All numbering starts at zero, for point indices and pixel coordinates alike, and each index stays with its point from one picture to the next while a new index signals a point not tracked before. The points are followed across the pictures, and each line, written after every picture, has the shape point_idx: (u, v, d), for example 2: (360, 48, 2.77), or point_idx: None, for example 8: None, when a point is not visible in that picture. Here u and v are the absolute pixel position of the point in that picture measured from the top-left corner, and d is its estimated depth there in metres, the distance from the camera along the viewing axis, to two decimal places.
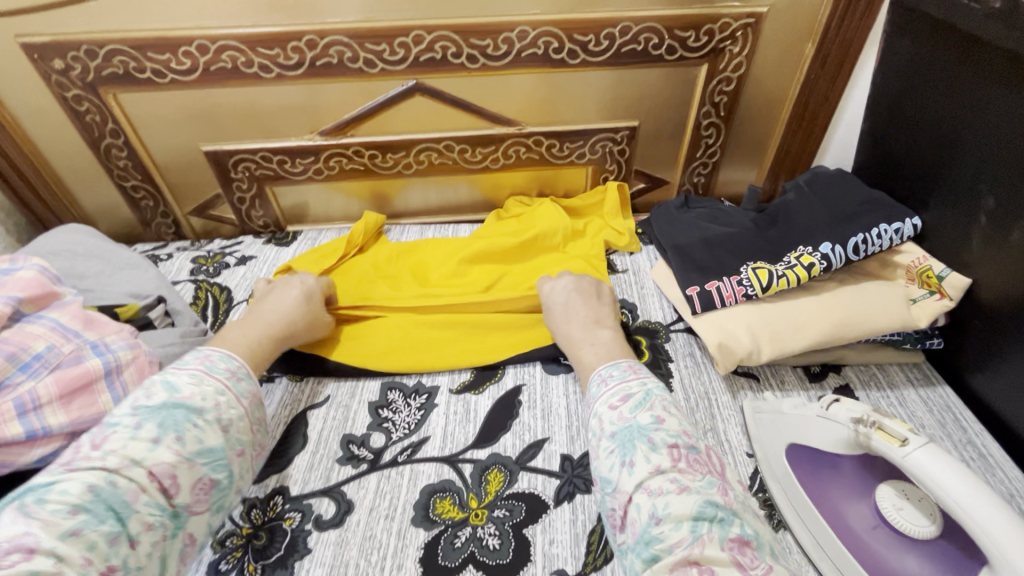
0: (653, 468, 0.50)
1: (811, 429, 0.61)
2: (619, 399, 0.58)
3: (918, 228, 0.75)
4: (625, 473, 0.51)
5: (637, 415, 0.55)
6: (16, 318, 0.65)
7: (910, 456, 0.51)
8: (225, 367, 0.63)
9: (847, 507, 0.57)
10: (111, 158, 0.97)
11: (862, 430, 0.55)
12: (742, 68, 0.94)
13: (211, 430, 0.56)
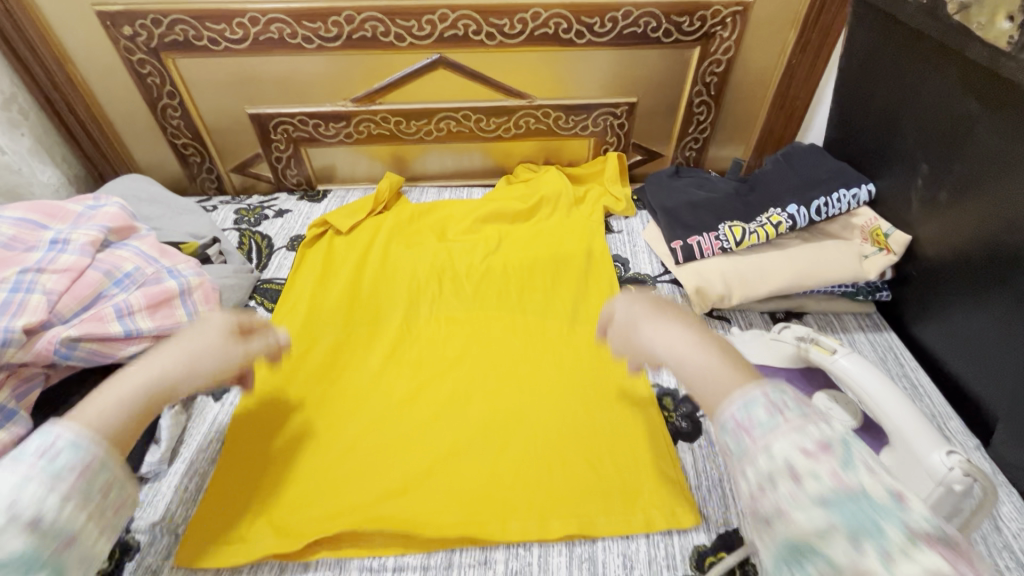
0: (931, 571, 0.33)
1: (765, 350, 0.73)
2: (815, 444, 0.39)
3: (872, 194, 0.87)
4: (870, 563, 0.34)
5: (852, 475, 0.38)
6: (106, 245, 0.78)
7: (837, 363, 0.64)
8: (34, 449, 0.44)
9: None
10: (166, 117, 1.09)
11: (803, 346, 0.67)
12: (732, 52, 1.05)
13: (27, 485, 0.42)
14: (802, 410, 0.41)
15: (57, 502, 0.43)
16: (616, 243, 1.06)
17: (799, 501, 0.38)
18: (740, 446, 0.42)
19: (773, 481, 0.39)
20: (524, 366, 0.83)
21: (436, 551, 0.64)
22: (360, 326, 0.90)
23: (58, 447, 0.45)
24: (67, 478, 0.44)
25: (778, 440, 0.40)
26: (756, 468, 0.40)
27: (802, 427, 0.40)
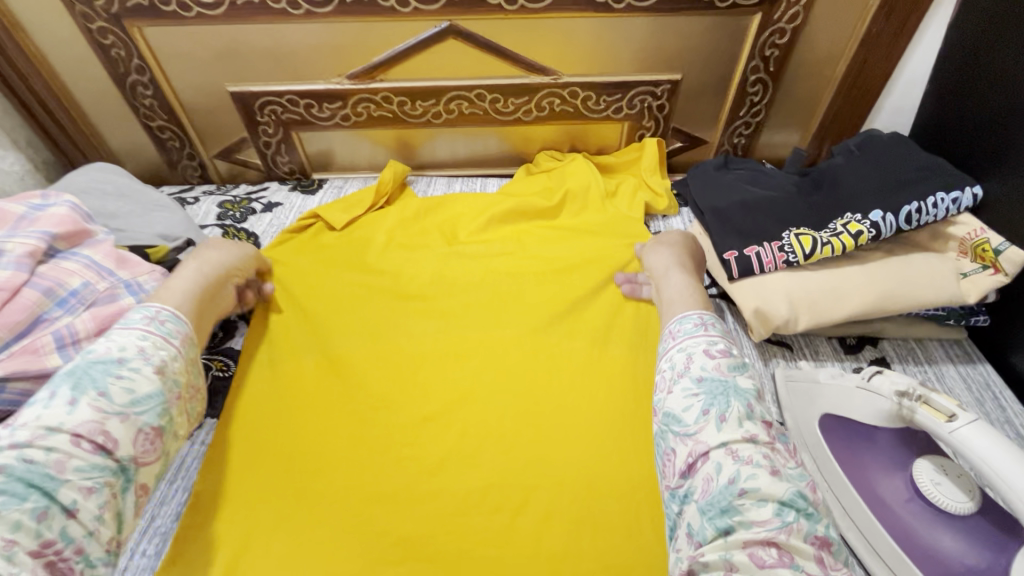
0: (745, 433, 0.48)
1: (850, 401, 0.59)
2: (717, 350, 0.55)
3: (979, 198, 0.71)
4: (708, 423, 0.49)
5: (736, 376, 0.52)
6: (51, 254, 0.66)
7: (956, 432, 0.49)
8: (143, 314, 0.58)
9: (880, 480, 0.56)
10: (137, 96, 0.95)
11: (906, 404, 0.53)
12: (799, 20, 0.88)
13: (141, 377, 0.52)
14: (722, 331, 0.58)
15: (172, 356, 0.56)
16: None
17: (710, 428, 0.49)
18: (669, 345, 0.59)
19: (679, 370, 0.55)
20: (544, 408, 0.70)
21: None
22: (353, 348, 0.77)
23: (164, 317, 0.59)
24: (176, 339, 0.58)
25: (691, 341, 0.57)
26: (670, 359, 0.57)
27: (712, 337, 0.57)
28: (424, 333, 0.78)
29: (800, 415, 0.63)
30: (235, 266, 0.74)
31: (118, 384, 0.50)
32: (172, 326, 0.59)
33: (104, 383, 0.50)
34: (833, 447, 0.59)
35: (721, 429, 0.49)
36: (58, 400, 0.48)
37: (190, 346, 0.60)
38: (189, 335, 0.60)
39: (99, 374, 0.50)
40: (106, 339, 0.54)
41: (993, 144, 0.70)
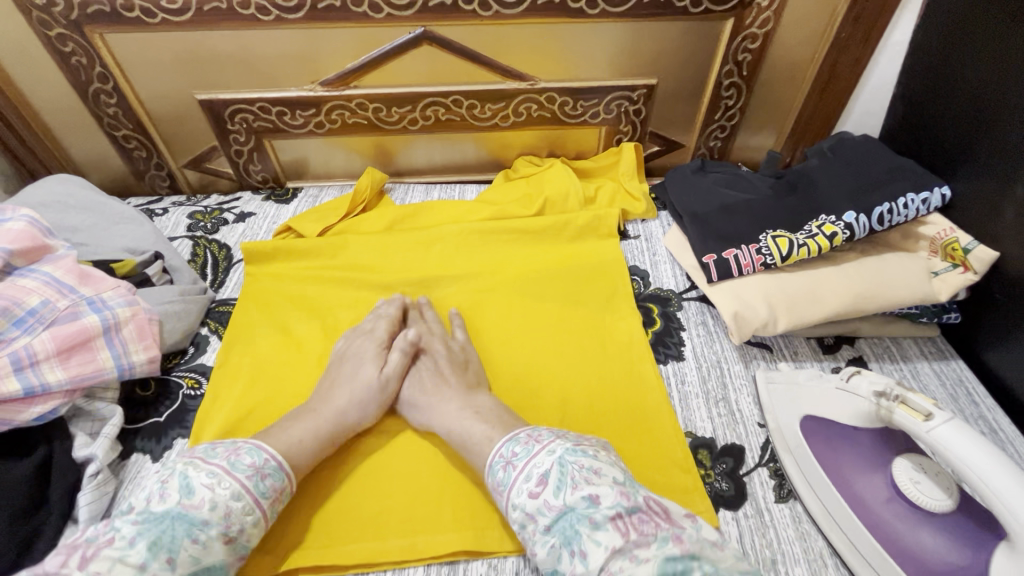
0: (607, 547, 0.45)
1: (831, 403, 0.62)
2: (535, 483, 0.51)
3: (947, 198, 0.72)
4: (577, 561, 0.46)
5: (562, 499, 0.49)
6: (8, 272, 0.63)
7: (934, 431, 0.49)
8: (250, 462, 0.54)
9: (859, 480, 0.57)
10: (100, 105, 0.92)
11: (884, 404, 0.54)
12: (770, 25, 0.89)
13: (211, 547, 0.48)
14: (525, 452, 0.54)
15: (254, 521, 0.52)
16: (633, 252, 0.92)
17: (580, 571, 0.46)
18: (501, 492, 0.54)
19: (526, 516, 0.51)
20: (521, 400, 0.70)
21: None
22: (320, 362, 0.74)
23: (268, 471, 0.55)
24: (268, 498, 0.54)
25: (517, 488, 0.52)
26: (513, 506, 0.53)
27: (527, 470, 0.53)
28: (407, 335, 0.78)
29: (780, 414, 0.64)
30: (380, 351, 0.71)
31: (189, 552, 0.47)
32: (270, 484, 0.55)
33: (178, 548, 0.47)
34: (812, 448, 0.60)
35: (589, 562, 0.45)
36: (131, 557, 0.45)
37: (278, 507, 0.55)
38: (284, 492, 0.56)
39: (178, 536, 0.47)
40: (205, 483, 0.51)
41: (960, 145, 0.72)
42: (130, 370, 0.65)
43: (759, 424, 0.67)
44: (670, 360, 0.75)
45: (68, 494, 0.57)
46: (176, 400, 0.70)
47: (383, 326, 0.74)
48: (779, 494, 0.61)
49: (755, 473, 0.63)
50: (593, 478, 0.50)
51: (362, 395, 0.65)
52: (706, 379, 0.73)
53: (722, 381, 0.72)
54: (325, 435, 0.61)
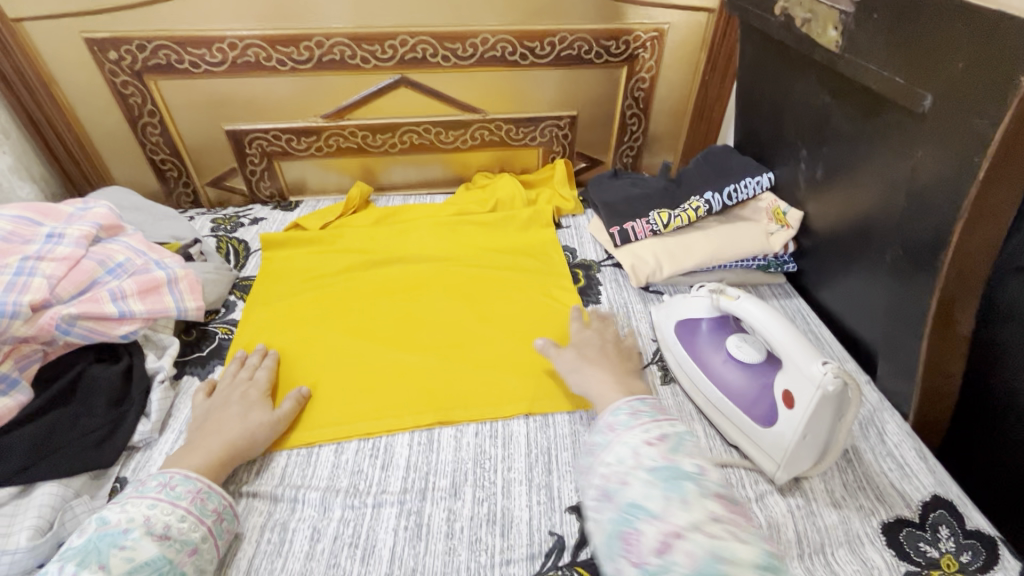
0: (710, 511, 0.50)
1: (686, 308, 0.87)
2: (654, 438, 0.58)
3: (773, 180, 1.04)
4: (675, 509, 0.50)
5: (679, 459, 0.55)
6: (98, 241, 0.85)
7: (740, 305, 0.76)
8: (157, 482, 0.62)
9: (709, 354, 0.81)
10: (146, 135, 1.17)
11: (715, 296, 0.80)
12: (654, 70, 1.22)
13: (141, 545, 0.55)
14: (653, 415, 0.62)
15: (179, 518, 0.59)
16: (565, 237, 1.20)
17: (675, 513, 0.50)
18: (608, 438, 0.61)
19: (630, 463, 0.56)
20: (477, 331, 0.94)
21: (410, 487, 0.72)
22: (322, 316, 0.97)
23: (175, 480, 0.62)
24: (185, 498, 0.61)
25: (631, 435, 0.59)
26: (614, 454, 0.58)
27: (647, 428, 0.59)
28: (391, 293, 1.02)
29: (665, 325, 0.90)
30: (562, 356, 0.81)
31: (119, 555, 0.53)
32: (182, 489, 0.62)
33: (107, 556, 0.53)
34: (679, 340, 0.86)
35: (691, 512, 0.50)
36: None
37: (203, 504, 0.62)
38: (200, 490, 0.63)
39: (105, 547, 0.54)
40: (117, 510, 0.58)
41: (771, 145, 1.03)
42: (185, 312, 0.86)
43: (653, 339, 0.94)
44: (591, 303, 1.02)
45: (144, 392, 0.78)
46: (214, 340, 0.92)
47: (262, 375, 0.81)
48: (665, 378, 0.88)
49: (648, 367, 0.90)
50: (703, 459, 0.57)
51: (255, 431, 0.72)
52: (617, 313, 0.99)
53: (628, 315, 0.99)
54: (218, 460, 0.68)
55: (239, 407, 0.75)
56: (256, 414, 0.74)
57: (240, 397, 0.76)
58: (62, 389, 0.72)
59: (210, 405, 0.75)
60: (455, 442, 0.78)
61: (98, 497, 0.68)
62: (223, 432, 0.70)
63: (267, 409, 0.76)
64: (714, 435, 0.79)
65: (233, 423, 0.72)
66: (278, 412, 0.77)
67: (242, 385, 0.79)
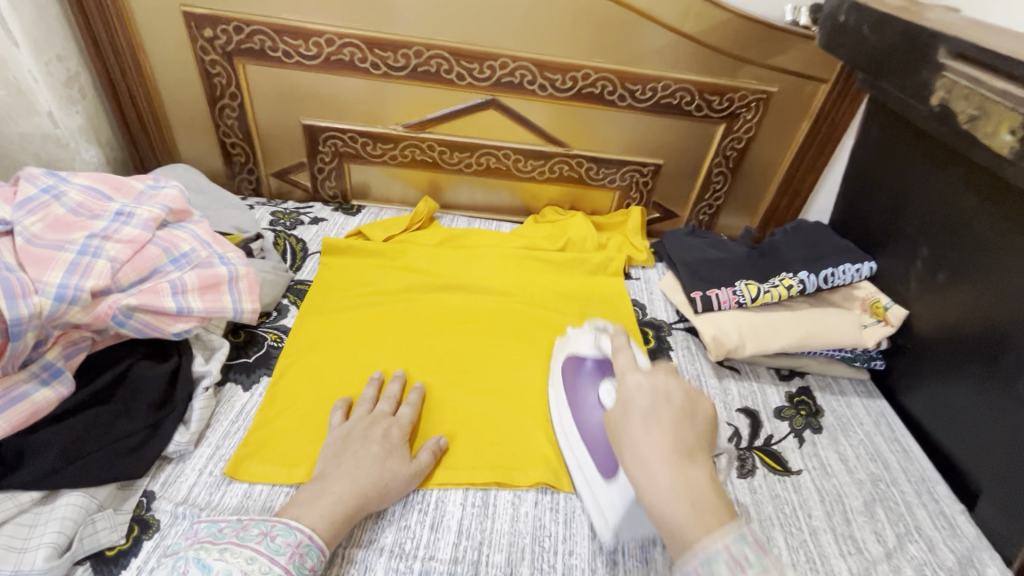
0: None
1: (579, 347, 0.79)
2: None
3: (873, 270, 0.97)
4: None
5: None
6: (164, 225, 0.79)
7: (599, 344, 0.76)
8: (258, 531, 0.55)
9: (585, 390, 0.74)
10: (222, 116, 1.14)
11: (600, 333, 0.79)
12: (752, 132, 1.16)
13: None
14: (762, 564, 0.43)
15: None
16: (634, 290, 1.13)
17: None
18: None
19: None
20: (537, 380, 0.88)
21: (462, 558, 0.64)
22: (378, 337, 0.90)
23: (275, 531, 0.56)
24: (284, 554, 0.54)
25: None
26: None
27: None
28: (450, 323, 0.96)
29: (559, 361, 0.84)
30: (676, 412, 0.53)
31: None
32: (282, 542, 0.55)
33: None
34: (567, 375, 0.79)
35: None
36: None
37: (301, 561, 0.55)
38: (301, 544, 0.56)
39: None
40: (218, 558, 0.52)
41: (879, 232, 0.96)
42: (241, 314, 0.79)
43: (728, 423, 0.87)
44: None
45: (187, 398, 0.71)
46: (262, 347, 0.86)
47: (406, 412, 0.75)
48: (741, 471, 0.80)
49: None
50: None
51: (390, 482, 0.66)
52: (689, 385, 0.93)
53: (701, 390, 0.92)
54: (343, 518, 0.61)
55: (379, 448, 0.68)
56: (393, 461, 0.67)
57: (382, 436, 0.69)
58: (106, 384, 0.67)
59: (350, 432, 0.69)
60: (512, 510, 0.70)
61: (121, 511, 0.62)
62: (355, 478, 0.63)
63: (406, 457, 0.69)
64: (797, 549, 0.71)
65: (368, 466, 0.65)
66: (415, 462, 0.70)
67: (383, 421, 0.72)
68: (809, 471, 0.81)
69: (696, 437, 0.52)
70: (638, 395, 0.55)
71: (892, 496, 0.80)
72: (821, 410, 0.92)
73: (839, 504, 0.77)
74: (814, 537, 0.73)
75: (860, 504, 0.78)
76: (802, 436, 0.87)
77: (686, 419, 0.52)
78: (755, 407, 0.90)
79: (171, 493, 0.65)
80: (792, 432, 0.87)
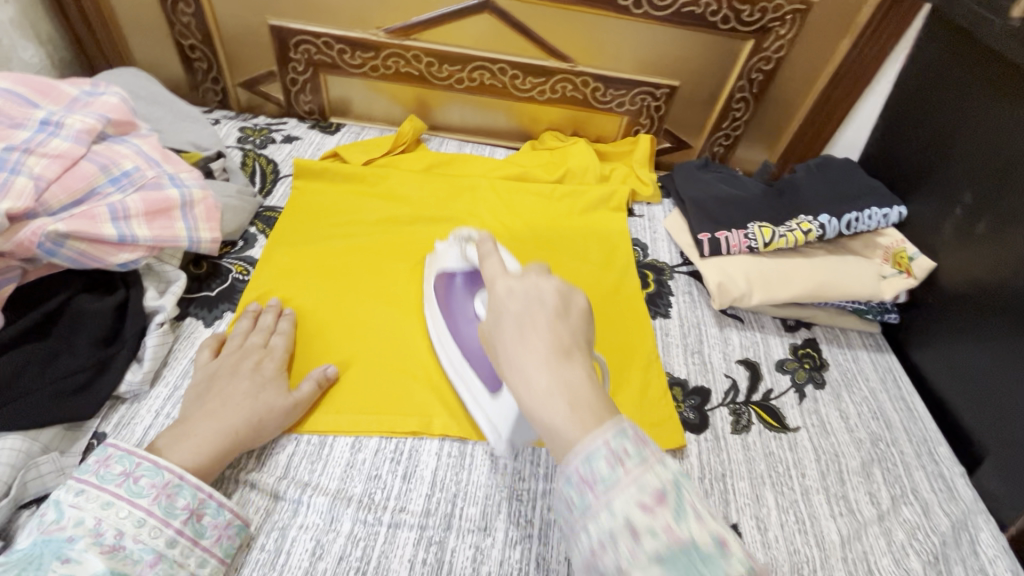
0: None
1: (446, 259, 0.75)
2: (652, 497, 0.36)
3: (903, 215, 0.88)
4: None
5: (689, 529, 0.35)
6: (102, 138, 0.70)
7: (459, 244, 0.74)
8: (121, 471, 0.52)
9: (462, 310, 0.70)
10: (176, 12, 0.99)
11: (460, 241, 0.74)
12: (783, 51, 1.02)
13: (87, 559, 0.47)
14: (642, 456, 0.37)
15: (136, 522, 0.50)
16: (636, 227, 1.04)
17: (637, 560, 0.34)
18: (586, 507, 0.37)
19: (623, 552, 0.35)
20: None
21: (434, 511, 0.61)
22: (350, 273, 0.83)
23: (139, 472, 0.52)
24: (145, 496, 0.51)
25: (620, 498, 0.36)
26: (596, 528, 0.36)
27: (640, 480, 0.36)
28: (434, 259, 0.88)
29: (429, 281, 0.78)
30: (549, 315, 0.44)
31: (61, 569, 0.46)
32: (145, 483, 0.52)
33: (48, 569, 0.46)
34: (438, 292, 0.75)
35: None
36: None
37: (168, 501, 0.52)
38: (168, 485, 0.53)
39: (49, 557, 0.46)
40: (72, 502, 0.50)
41: (916, 170, 0.86)
42: (197, 243, 0.71)
43: (725, 374, 0.82)
44: (659, 316, 0.89)
45: (139, 334, 0.66)
46: (226, 280, 0.79)
47: (278, 342, 0.70)
48: (736, 427, 0.75)
49: (717, 410, 0.77)
50: (720, 522, 0.37)
51: (262, 416, 0.61)
52: (687, 335, 0.86)
53: (700, 339, 0.86)
54: (211, 459, 0.57)
55: (249, 383, 0.63)
56: (266, 394, 0.63)
57: (251, 369, 0.65)
58: (41, 319, 0.60)
59: (215, 370, 0.64)
60: (491, 462, 0.66)
61: (69, 454, 0.58)
62: (219, 418, 0.59)
63: (283, 389, 0.65)
64: (787, 509, 0.68)
65: (236, 401, 0.61)
66: (294, 395, 0.65)
67: (255, 353, 0.67)
68: (807, 428, 0.77)
69: (572, 335, 0.44)
70: (512, 302, 0.46)
71: (891, 456, 0.76)
72: (825, 364, 0.86)
73: (835, 464, 0.74)
74: (805, 496, 0.69)
75: (857, 465, 0.74)
76: (803, 391, 0.82)
77: (560, 318, 0.44)
78: (756, 359, 0.85)
79: (125, 435, 0.61)
80: (793, 387, 0.82)
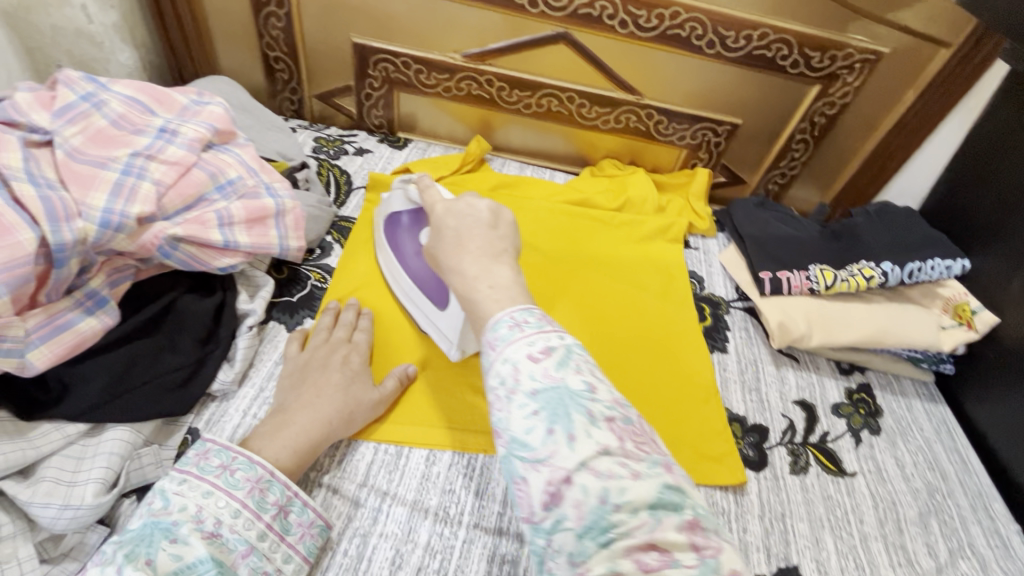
0: (600, 444, 0.38)
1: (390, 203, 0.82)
2: (540, 349, 0.44)
3: (966, 268, 0.90)
4: (557, 442, 0.38)
5: (566, 375, 0.42)
6: (208, 146, 0.73)
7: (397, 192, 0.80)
8: (219, 463, 0.53)
9: (405, 243, 0.79)
10: (267, 25, 1.04)
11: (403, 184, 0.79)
12: (849, 97, 1.04)
13: (191, 543, 0.47)
14: (540, 325, 0.46)
15: (233, 513, 0.51)
16: (692, 260, 1.05)
17: (518, 397, 0.41)
18: (489, 360, 0.46)
19: (510, 386, 0.42)
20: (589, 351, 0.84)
21: (506, 529, 0.63)
22: None
23: (236, 465, 0.53)
24: (242, 489, 0.52)
25: (511, 349, 0.44)
26: (495, 374, 0.44)
27: (533, 338, 0.44)
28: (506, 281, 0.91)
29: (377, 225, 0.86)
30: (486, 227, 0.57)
31: (168, 551, 0.46)
32: (241, 476, 0.53)
33: (156, 550, 0.46)
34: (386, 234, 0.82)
35: (574, 449, 0.38)
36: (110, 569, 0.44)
37: (261, 496, 0.53)
38: (262, 479, 0.54)
39: (154, 541, 0.46)
40: (176, 490, 0.50)
41: (985, 226, 0.89)
42: (286, 251, 0.74)
43: (782, 414, 0.83)
44: (717, 350, 0.90)
45: (231, 335, 0.69)
46: (306, 287, 0.82)
47: (361, 338, 0.73)
48: (794, 467, 0.76)
49: (776, 449, 0.78)
50: (596, 376, 0.43)
51: (353, 409, 0.65)
52: (744, 371, 0.88)
53: (756, 376, 0.87)
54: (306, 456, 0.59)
55: (341, 375, 0.67)
56: (355, 388, 0.66)
57: (342, 363, 0.68)
58: (149, 317, 0.64)
59: (309, 361, 0.68)
60: None
61: (166, 447, 0.61)
62: (315, 408, 0.62)
63: (370, 384, 0.68)
64: (847, 554, 0.69)
65: (331, 393, 0.64)
66: (380, 390, 0.69)
67: (342, 347, 0.71)
68: (864, 474, 0.78)
69: (501, 241, 0.57)
70: (451, 219, 0.60)
71: (948, 508, 0.76)
72: (880, 410, 0.87)
73: (892, 512, 0.74)
74: (864, 543, 0.70)
75: (915, 515, 0.75)
76: (859, 436, 0.82)
77: (491, 229, 0.58)
78: (812, 401, 0.85)
79: (216, 432, 0.63)
80: (850, 431, 0.83)
